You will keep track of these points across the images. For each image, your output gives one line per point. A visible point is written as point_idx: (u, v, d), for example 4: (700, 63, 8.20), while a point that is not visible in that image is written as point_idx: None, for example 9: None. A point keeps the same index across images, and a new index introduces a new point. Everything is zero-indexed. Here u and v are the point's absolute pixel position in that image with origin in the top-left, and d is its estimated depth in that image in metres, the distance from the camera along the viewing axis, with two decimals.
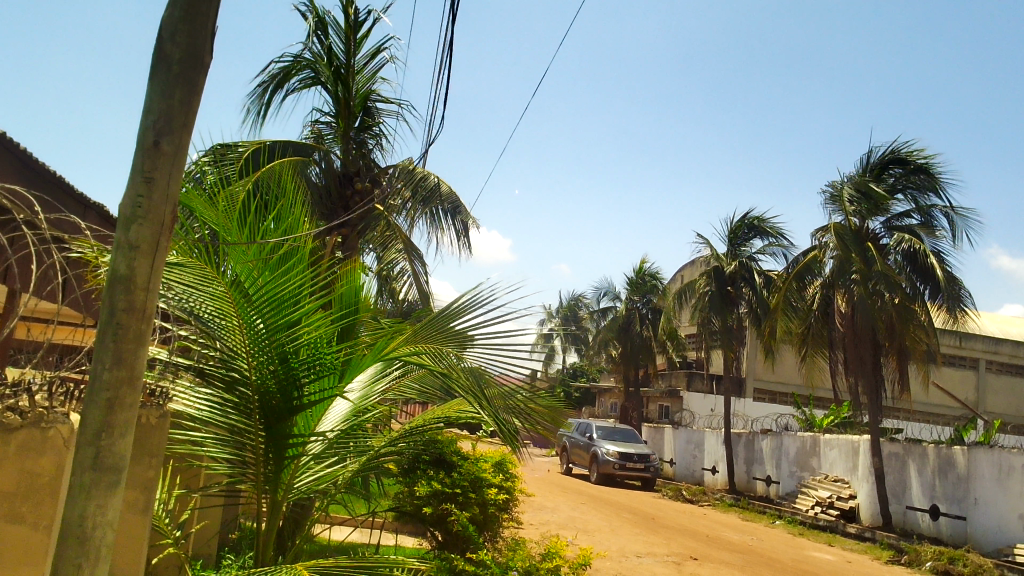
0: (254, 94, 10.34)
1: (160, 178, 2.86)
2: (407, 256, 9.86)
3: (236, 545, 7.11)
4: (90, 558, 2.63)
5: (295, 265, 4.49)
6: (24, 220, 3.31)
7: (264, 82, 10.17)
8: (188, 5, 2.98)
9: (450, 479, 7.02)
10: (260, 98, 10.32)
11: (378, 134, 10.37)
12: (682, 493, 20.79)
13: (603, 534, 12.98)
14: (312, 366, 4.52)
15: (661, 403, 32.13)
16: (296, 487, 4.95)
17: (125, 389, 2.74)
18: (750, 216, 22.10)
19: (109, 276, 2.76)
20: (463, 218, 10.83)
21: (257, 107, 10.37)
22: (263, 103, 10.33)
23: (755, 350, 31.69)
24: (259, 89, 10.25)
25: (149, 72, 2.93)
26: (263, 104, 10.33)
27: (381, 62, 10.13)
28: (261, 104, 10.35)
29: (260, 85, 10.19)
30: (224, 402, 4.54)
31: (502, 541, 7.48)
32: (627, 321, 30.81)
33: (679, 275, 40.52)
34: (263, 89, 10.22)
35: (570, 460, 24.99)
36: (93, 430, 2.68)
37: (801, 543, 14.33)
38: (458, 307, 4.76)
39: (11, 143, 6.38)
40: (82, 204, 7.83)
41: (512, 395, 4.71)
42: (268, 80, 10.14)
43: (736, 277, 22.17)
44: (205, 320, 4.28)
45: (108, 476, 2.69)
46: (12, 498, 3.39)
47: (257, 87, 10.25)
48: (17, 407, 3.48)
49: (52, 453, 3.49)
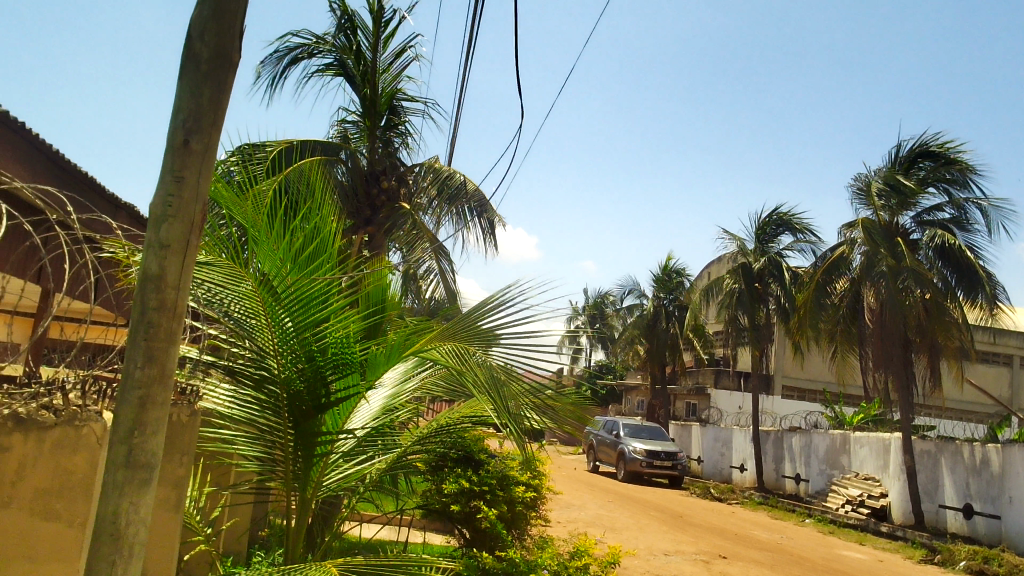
0: (270, 61, 10.38)
1: (190, 176, 2.88)
2: (433, 256, 9.75)
3: (265, 542, 7.17)
4: (123, 554, 2.66)
5: (323, 263, 4.50)
6: (57, 220, 3.32)
7: (281, 51, 10.20)
8: (217, 3, 3.00)
9: (477, 477, 7.05)
10: (277, 65, 10.33)
11: (405, 133, 10.38)
12: (710, 491, 20.66)
13: (630, 532, 12.93)
14: (338, 365, 4.50)
15: (689, 401, 32.01)
16: (325, 485, 4.99)
17: (157, 387, 2.76)
18: (778, 211, 21.87)
19: (140, 276, 2.79)
20: (489, 214, 10.74)
21: (272, 72, 10.39)
22: (280, 70, 10.34)
23: (783, 347, 31.41)
24: (276, 54, 10.25)
25: (178, 69, 2.95)
26: (279, 70, 10.34)
27: (407, 62, 10.15)
28: (277, 70, 10.37)
29: (276, 54, 10.22)
30: (253, 400, 4.57)
31: (530, 539, 7.48)
32: (654, 318, 30.60)
33: (707, 271, 40.20)
34: (280, 57, 10.23)
35: (597, 457, 24.92)
36: (125, 428, 2.70)
37: (832, 541, 14.17)
38: (480, 306, 4.74)
39: (44, 144, 6.35)
40: (114, 204, 7.91)
41: (536, 393, 4.67)
42: (284, 52, 10.18)
43: (764, 274, 21.98)
44: (235, 319, 4.33)
45: (141, 474, 2.71)
46: (46, 495, 3.41)
47: (276, 52, 10.26)
48: (51, 406, 3.51)
49: (85, 450, 3.50)
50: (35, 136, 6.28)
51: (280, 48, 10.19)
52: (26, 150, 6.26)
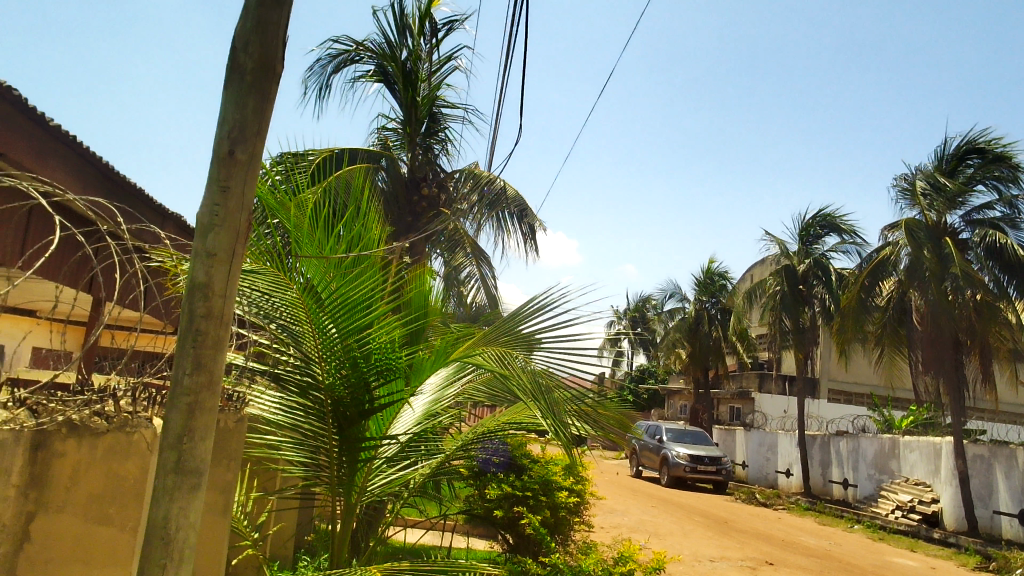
0: (314, 70, 10.53)
1: (236, 186, 2.92)
2: (474, 262, 9.93)
3: (311, 547, 7.25)
4: (174, 558, 2.70)
5: (366, 269, 4.52)
6: (107, 231, 3.38)
7: (324, 60, 10.33)
8: (260, 15, 3.04)
9: (521, 482, 7.07)
10: (320, 73, 10.47)
11: (445, 139, 10.41)
12: (755, 496, 20.41)
13: (674, 537, 12.84)
14: (381, 370, 4.54)
15: (732, 405, 31.68)
16: (369, 490, 5.03)
17: (205, 394, 2.81)
18: (822, 212, 21.55)
19: (188, 284, 2.84)
20: (530, 220, 10.78)
21: (316, 80, 10.53)
22: (324, 78, 10.48)
23: (829, 350, 30.93)
24: (319, 63, 10.39)
25: (223, 82, 3.00)
26: (323, 78, 10.48)
27: (448, 68, 10.19)
28: (321, 78, 10.51)
29: (320, 62, 10.36)
30: (298, 406, 4.63)
31: (574, 545, 7.39)
32: (696, 321, 30.32)
33: (750, 274, 39.74)
34: (324, 64, 10.36)
35: (639, 462, 24.77)
36: (175, 433, 2.75)
37: (882, 548, 13.89)
38: (521, 310, 4.70)
39: (97, 159, 6.47)
40: (161, 214, 8.06)
41: (579, 399, 4.66)
42: (328, 60, 10.31)
43: (808, 276, 21.67)
44: (281, 326, 4.39)
45: (191, 479, 2.76)
46: (99, 500, 3.48)
47: (319, 60, 10.40)
48: (102, 413, 3.58)
49: (136, 456, 3.59)
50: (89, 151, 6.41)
51: (323, 57, 10.32)
52: (83, 170, 6.43)
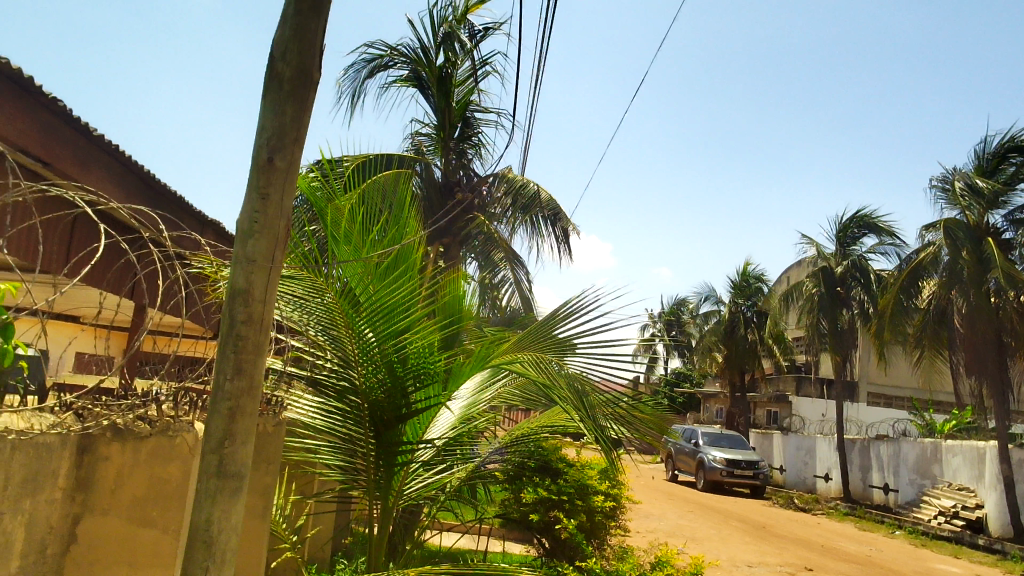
0: (349, 75, 10.62)
1: (275, 193, 2.96)
2: (509, 266, 9.97)
3: (348, 550, 7.30)
4: (215, 560, 2.74)
5: (401, 272, 4.52)
6: (150, 238, 3.41)
7: (359, 65, 10.41)
8: (297, 25, 3.08)
9: (556, 485, 7.06)
10: (354, 78, 10.55)
11: (479, 144, 10.43)
12: (793, 501, 20.16)
13: (712, 542, 12.73)
14: (418, 375, 4.56)
15: (769, 409, 31.31)
16: (406, 494, 5.06)
17: (245, 399, 2.84)
18: (859, 213, 21.23)
19: (228, 290, 2.88)
20: (564, 223, 10.74)
21: (350, 86, 10.62)
22: (358, 83, 10.56)
23: (868, 352, 30.44)
24: (353, 67, 10.47)
25: (262, 91, 3.04)
26: (357, 83, 10.56)
27: (481, 73, 10.23)
28: (355, 83, 10.59)
29: (355, 67, 10.44)
30: (336, 410, 4.67)
31: (610, 550, 7.36)
32: (731, 324, 30.02)
33: (786, 276, 39.26)
34: (358, 69, 10.44)
35: (675, 466, 24.60)
36: (216, 439, 2.79)
37: (925, 554, 13.64)
38: (555, 314, 4.68)
39: (142, 171, 6.60)
40: (200, 221, 8.16)
41: (615, 403, 4.66)
42: (362, 65, 10.39)
43: (846, 277, 21.35)
44: (319, 331, 4.43)
45: (232, 482, 2.80)
46: (143, 503, 3.51)
47: (354, 65, 10.48)
48: (146, 417, 3.64)
49: (178, 460, 3.61)
50: (135, 163, 6.53)
51: (358, 61, 10.40)
52: (125, 179, 6.54)
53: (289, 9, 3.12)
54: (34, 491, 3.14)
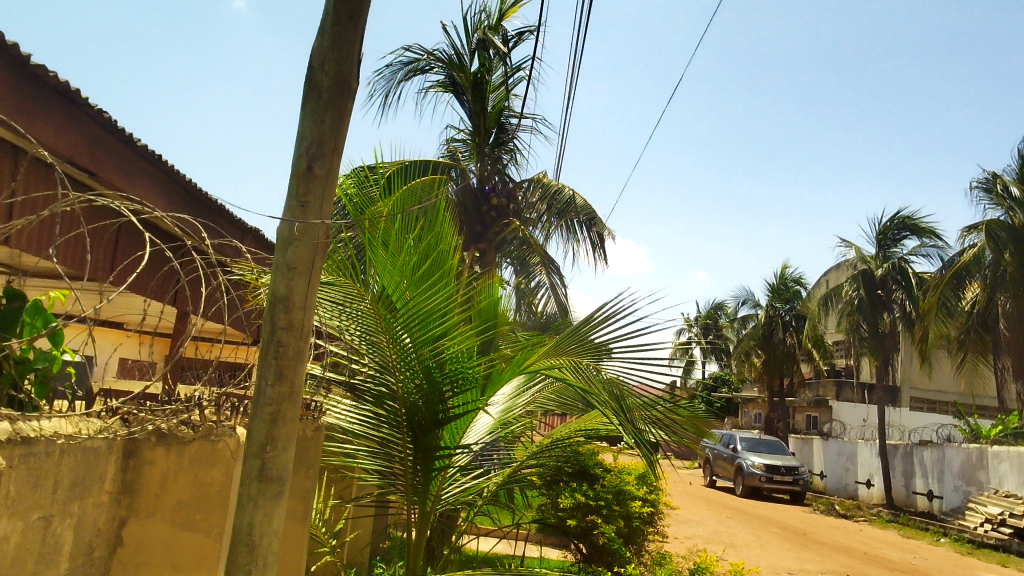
0: (384, 76, 10.68)
1: (314, 201, 3.00)
2: (544, 270, 9.97)
3: (386, 554, 7.34)
4: (258, 563, 2.78)
5: (438, 277, 4.54)
6: (193, 246, 3.46)
7: (395, 66, 10.48)
8: (335, 34, 3.12)
9: (594, 491, 7.07)
10: (390, 80, 10.62)
11: (513, 149, 10.43)
12: (835, 508, 19.85)
13: (751, 549, 12.59)
14: (456, 380, 4.57)
15: (809, 414, 30.91)
16: (443, 499, 5.08)
17: (287, 404, 2.88)
18: (900, 214, 20.87)
19: (270, 297, 2.93)
20: (599, 228, 10.69)
21: (386, 87, 10.69)
22: (394, 84, 10.63)
23: (910, 356, 29.92)
24: (390, 68, 10.54)
25: (301, 100, 3.09)
26: (392, 84, 10.63)
27: (517, 78, 10.24)
28: (391, 84, 10.66)
29: (390, 68, 10.50)
30: (373, 415, 4.71)
31: (648, 556, 7.32)
32: (769, 328, 29.67)
33: (825, 280, 38.74)
34: (395, 71, 10.51)
35: (713, 472, 24.36)
36: (259, 443, 2.84)
37: (971, 562, 13.34)
38: (591, 319, 4.67)
39: (185, 180, 6.73)
40: (240, 229, 8.27)
41: (652, 407, 4.63)
42: (399, 66, 10.47)
43: (887, 280, 20.99)
44: (357, 337, 4.47)
45: (274, 487, 2.83)
46: (187, 506, 3.56)
47: (390, 67, 10.56)
48: (190, 422, 3.68)
49: (221, 464, 3.67)
50: (178, 173, 6.65)
51: (395, 62, 10.47)
52: (169, 187, 6.65)
53: (327, 20, 3.17)
54: (83, 495, 3.21)
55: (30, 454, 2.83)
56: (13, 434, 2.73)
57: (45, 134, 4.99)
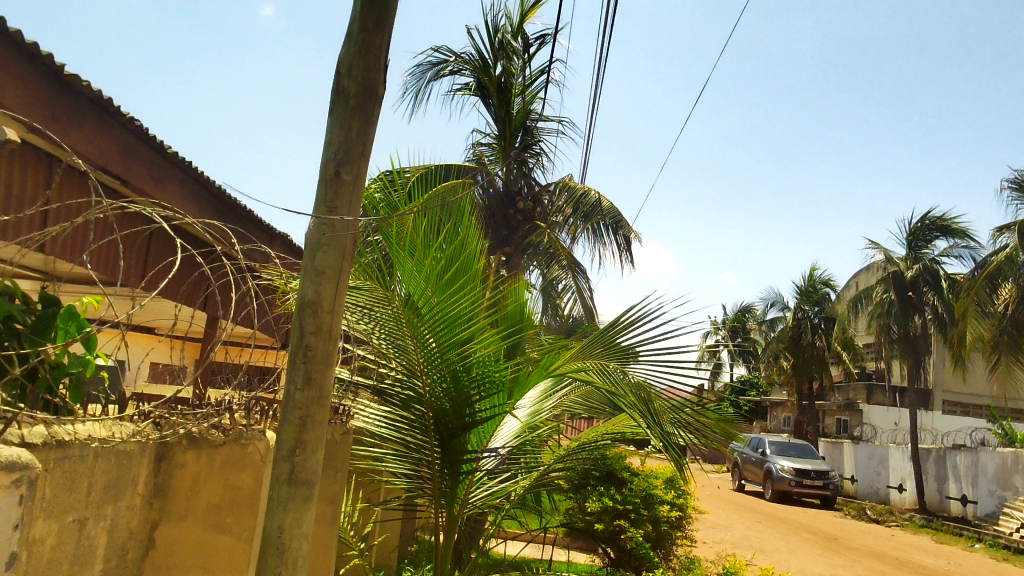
0: (414, 76, 10.74)
1: (342, 206, 3.02)
2: (569, 273, 9.86)
3: (414, 558, 7.36)
4: (288, 565, 2.80)
5: (464, 282, 4.55)
6: (223, 252, 3.49)
7: (424, 66, 10.53)
8: (362, 41, 3.15)
9: (622, 495, 7.04)
10: (419, 79, 10.69)
11: (539, 153, 10.43)
12: (866, 512, 19.61)
13: (781, 554, 12.48)
14: (483, 384, 4.58)
15: (839, 417, 30.57)
16: (472, 502, 5.09)
17: (315, 408, 2.90)
18: (931, 214, 20.56)
19: (298, 301, 2.95)
20: (626, 231, 10.60)
21: (415, 86, 10.74)
22: (423, 84, 10.68)
23: (942, 359, 29.47)
24: (420, 67, 10.60)
25: (329, 106, 3.11)
26: (421, 84, 10.68)
27: (543, 81, 10.24)
28: (420, 84, 10.72)
29: (420, 67, 10.56)
30: (402, 418, 4.73)
31: (677, 561, 7.27)
32: (798, 331, 29.38)
33: (855, 282, 38.29)
34: (424, 70, 10.57)
35: (742, 475, 24.16)
36: (288, 447, 2.86)
37: (1007, 569, 13.11)
38: (618, 321, 4.66)
39: (216, 187, 6.83)
40: (269, 234, 8.34)
41: (680, 410, 4.61)
42: (427, 66, 10.52)
43: (918, 281, 20.68)
44: (384, 341, 4.50)
45: (303, 490, 2.85)
46: (218, 508, 3.59)
47: (420, 66, 10.61)
48: (221, 426, 3.71)
49: (252, 468, 3.66)
50: (210, 180, 6.76)
51: (424, 62, 10.52)
52: (199, 194, 6.74)
53: (355, 27, 3.19)
54: (116, 497, 3.25)
55: (65, 457, 2.87)
56: (48, 437, 2.77)
57: (79, 143, 5.08)
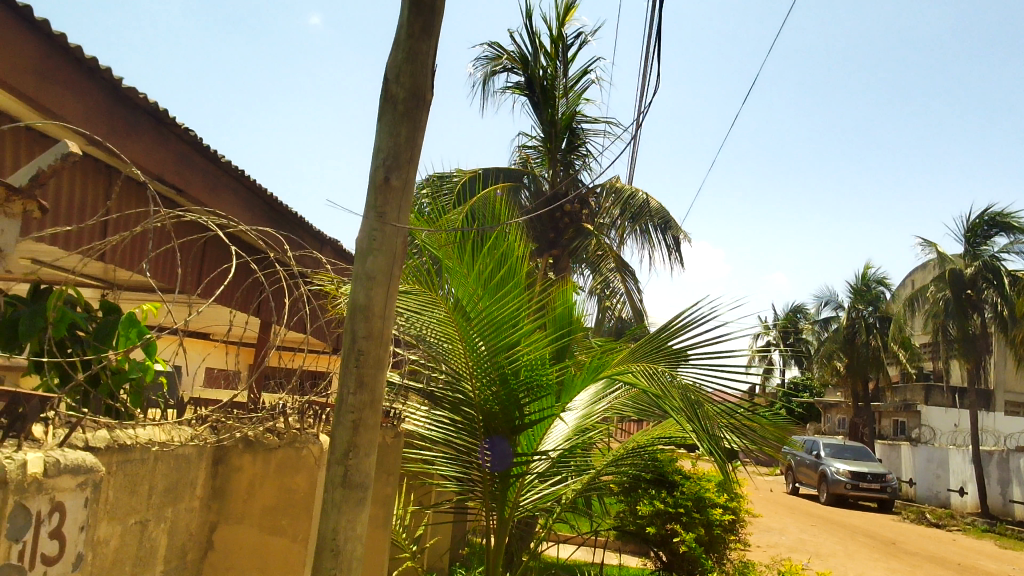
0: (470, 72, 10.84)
1: (391, 211, 3.05)
2: (618, 275, 9.84)
3: (467, 560, 7.40)
4: (342, 567, 2.84)
5: (511, 286, 4.54)
6: (275, 259, 3.54)
7: (478, 64, 10.61)
8: (410, 46, 3.18)
9: (673, 498, 7.00)
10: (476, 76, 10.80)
11: (586, 154, 10.40)
12: (926, 516, 19.10)
13: (837, 558, 12.26)
14: (531, 388, 4.58)
15: (896, 419, 29.87)
16: (522, 505, 5.10)
17: (368, 412, 2.94)
18: (990, 211, 20.01)
19: (350, 305, 2.99)
20: (675, 231, 10.50)
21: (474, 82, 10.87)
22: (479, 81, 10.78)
23: (1004, 358, 28.63)
24: (480, 62, 10.69)
25: (378, 111, 3.14)
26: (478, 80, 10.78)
27: (589, 82, 10.19)
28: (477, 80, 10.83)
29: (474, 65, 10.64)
30: (452, 421, 4.76)
31: (731, 565, 7.19)
32: (852, 331, 28.80)
33: (910, 279, 37.30)
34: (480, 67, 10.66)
35: (796, 479, 23.73)
36: (341, 449, 2.90)
37: None
38: (669, 324, 4.62)
39: (267, 195, 6.92)
40: (320, 240, 8.43)
41: (730, 413, 4.56)
42: (480, 65, 10.60)
43: (977, 279, 20.14)
44: (433, 345, 4.52)
45: (357, 493, 2.89)
46: (273, 511, 3.63)
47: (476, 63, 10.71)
48: (276, 429, 3.75)
49: (306, 470, 3.69)
50: (261, 190, 6.85)
51: (478, 60, 10.60)
52: (252, 202, 6.85)
53: (402, 33, 3.22)
54: (176, 499, 3.33)
55: (127, 460, 2.95)
56: (111, 441, 2.84)
57: (137, 153, 5.21)
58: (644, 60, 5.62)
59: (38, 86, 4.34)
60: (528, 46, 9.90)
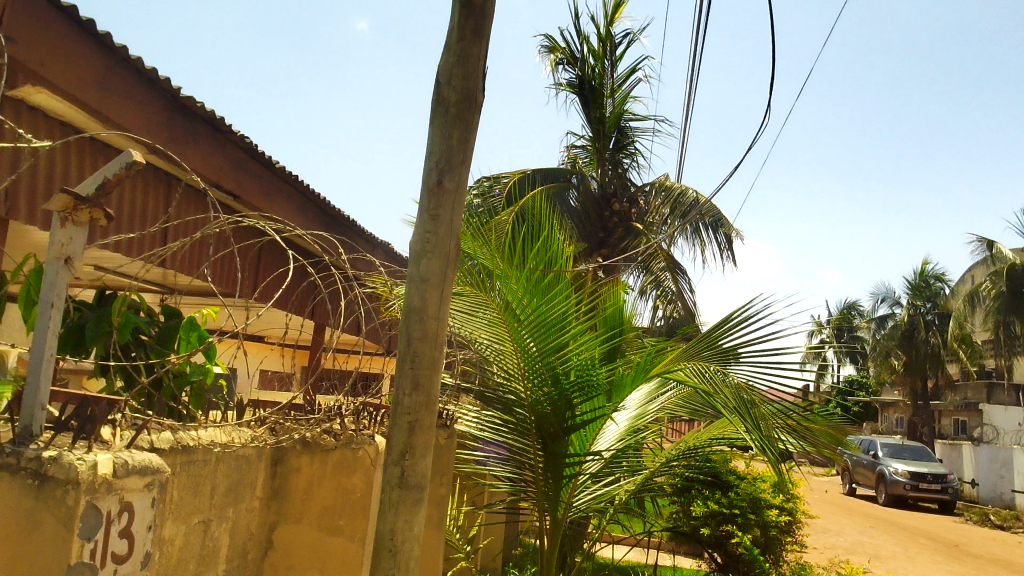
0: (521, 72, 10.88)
1: (444, 214, 3.07)
2: (670, 274, 9.77)
3: (520, 561, 7.39)
4: (400, 566, 2.86)
5: (560, 287, 4.53)
6: (331, 261, 3.57)
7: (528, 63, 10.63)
8: (461, 48, 3.19)
9: (728, 498, 6.90)
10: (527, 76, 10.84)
11: (635, 152, 10.34)
12: (989, 518, 18.53)
13: (897, 560, 11.97)
14: (582, 388, 4.55)
15: (957, 418, 29.09)
16: (576, 506, 5.09)
17: (424, 413, 2.95)
18: None
19: (405, 308, 3.01)
20: (726, 229, 10.41)
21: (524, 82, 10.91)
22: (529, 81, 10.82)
23: None
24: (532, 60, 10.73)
25: (430, 115, 3.17)
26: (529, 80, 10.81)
27: (637, 80, 10.14)
28: None
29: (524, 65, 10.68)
30: (503, 421, 4.77)
31: (788, 568, 7.09)
32: (911, 328, 28.15)
33: (971, 275, 36.30)
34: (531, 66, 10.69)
35: (854, 479, 23.24)
36: (398, 450, 2.93)
37: None
38: (721, 322, 4.56)
39: (320, 200, 7.00)
40: (371, 243, 8.49)
41: (785, 414, 4.48)
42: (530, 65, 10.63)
43: None
44: (485, 346, 4.54)
45: (412, 494, 2.91)
46: (331, 513, 3.68)
47: None
48: (332, 430, 3.79)
49: (362, 471, 3.74)
50: (315, 195, 6.94)
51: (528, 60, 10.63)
52: (305, 207, 6.94)
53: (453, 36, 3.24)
54: (236, 500, 3.39)
55: (190, 462, 3.01)
56: (175, 443, 2.91)
57: (194, 160, 5.33)
58: (692, 56, 5.56)
59: (102, 97, 4.47)
60: (575, 44, 9.89)
